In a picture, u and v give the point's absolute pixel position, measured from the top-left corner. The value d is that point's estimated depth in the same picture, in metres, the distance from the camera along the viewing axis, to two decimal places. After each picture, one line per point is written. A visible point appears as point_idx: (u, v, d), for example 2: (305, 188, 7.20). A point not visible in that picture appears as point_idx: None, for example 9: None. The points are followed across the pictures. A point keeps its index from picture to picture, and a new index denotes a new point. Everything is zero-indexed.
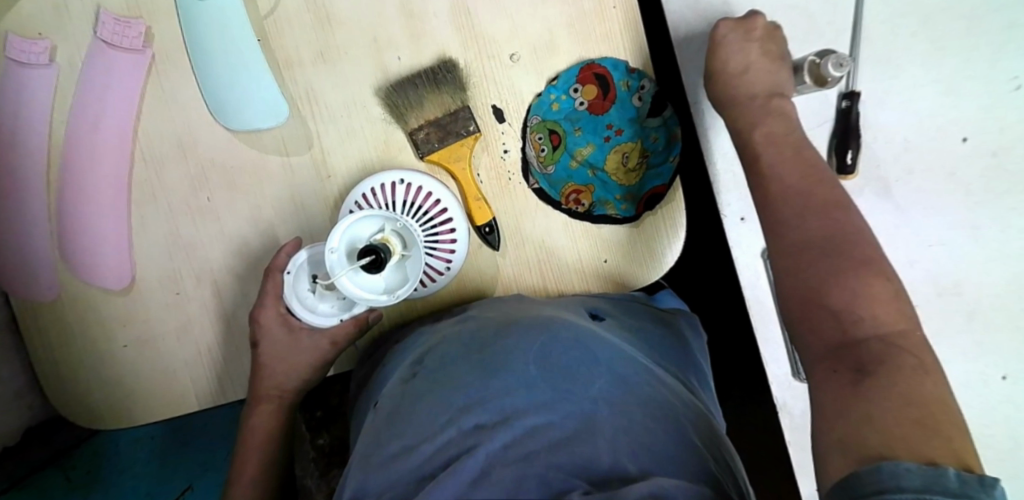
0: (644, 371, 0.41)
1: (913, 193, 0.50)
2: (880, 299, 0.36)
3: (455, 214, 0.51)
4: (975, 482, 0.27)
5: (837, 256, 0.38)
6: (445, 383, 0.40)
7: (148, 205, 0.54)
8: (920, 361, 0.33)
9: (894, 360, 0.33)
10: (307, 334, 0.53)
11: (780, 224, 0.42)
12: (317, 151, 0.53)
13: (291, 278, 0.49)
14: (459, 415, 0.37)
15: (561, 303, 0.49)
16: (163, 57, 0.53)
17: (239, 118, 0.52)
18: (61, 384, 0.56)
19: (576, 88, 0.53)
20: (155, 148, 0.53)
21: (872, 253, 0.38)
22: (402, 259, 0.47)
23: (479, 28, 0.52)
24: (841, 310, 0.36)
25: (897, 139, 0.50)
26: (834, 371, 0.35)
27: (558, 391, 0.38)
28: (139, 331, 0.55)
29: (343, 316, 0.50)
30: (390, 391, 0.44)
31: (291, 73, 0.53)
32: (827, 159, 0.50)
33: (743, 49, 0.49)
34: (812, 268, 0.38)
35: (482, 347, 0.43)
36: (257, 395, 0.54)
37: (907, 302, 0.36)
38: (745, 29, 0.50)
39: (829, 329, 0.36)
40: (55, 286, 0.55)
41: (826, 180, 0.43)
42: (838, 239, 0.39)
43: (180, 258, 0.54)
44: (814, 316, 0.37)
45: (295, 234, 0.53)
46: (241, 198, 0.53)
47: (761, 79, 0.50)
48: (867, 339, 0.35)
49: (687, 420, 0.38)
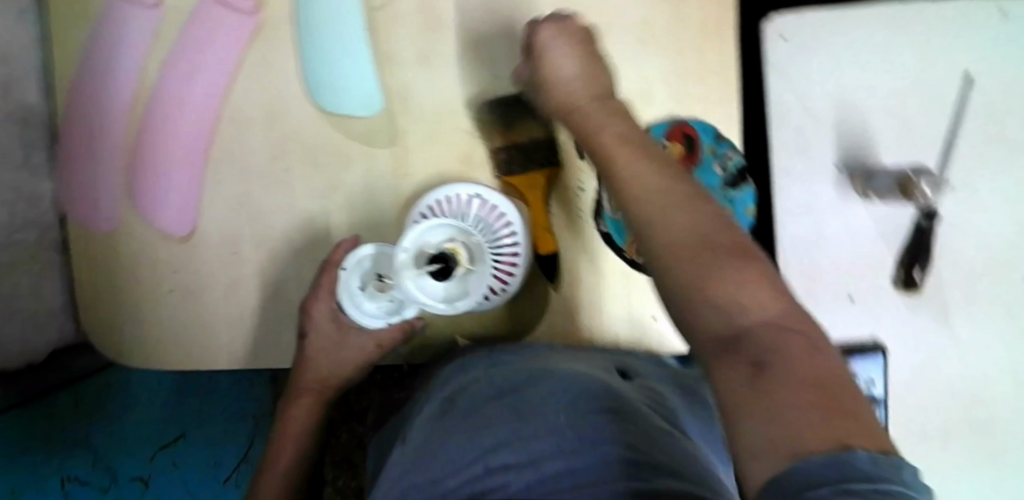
0: (630, 417, 0.40)
1: (965, 316, 0.54)
2: (766, 282, 0.30)
3: (522, 237, 0.52)
4: (884, 463, 0.23)
5: (705, 242, 0.32)
6: (476, 424, 0.42)
7: (225, 163, 0.55)
8: (817, 343, 0.28)
9: (783, 345, 0.28)
10: (354, 334, 0.55)
11: (630, 193, 0.37)
12: (400, 148, 0.54)
13: (344, 275, 0.52)
14: (486, 456, 0.39)
15: (590, 359, 0.49)
16: (269, 26, 0.53)
17: (333, 101, 0.53)
18: (100, 313, 0.57)
19: (665, 142, 0.51)
20: (242, 112, 0.54)
21: (704, 226, 0.33)
22: (466, 272, 0.49)
23: None
24: (725, 301, 0.30)
25: (963, 265, 0.53)
26: (727, 364, 0.29)
27: (582, 439, 0.38)
28: (187, 281, 0.56)
29: (390, 319, 0.53)
30: (424, 421, 0.47)
31: (391, 68, 0.53)
32: (895, 272, 0.52)
33: (563, 63, 0.45)
34: (671, 245, 0.33)
35: (511, 393, 0.44)
36: (296, 390, 0.57)
37: (778, 281, 0.31)
38: (566, 38, 0.46)
39: (711, 319, 0.30)
40: (113, 219, 0.56)
41: (668, 163, 0.38)
42: (703, 227, 0.33)
43: (244, 220, 0.55)
44: (698, 316, 0.31)
45: (352, 232, 0.54)
46: (316, 176, 0.54)
47: (584, 78, 0.45)
48: (753, 328, 0.29)
49: (674, 466, 0.36)
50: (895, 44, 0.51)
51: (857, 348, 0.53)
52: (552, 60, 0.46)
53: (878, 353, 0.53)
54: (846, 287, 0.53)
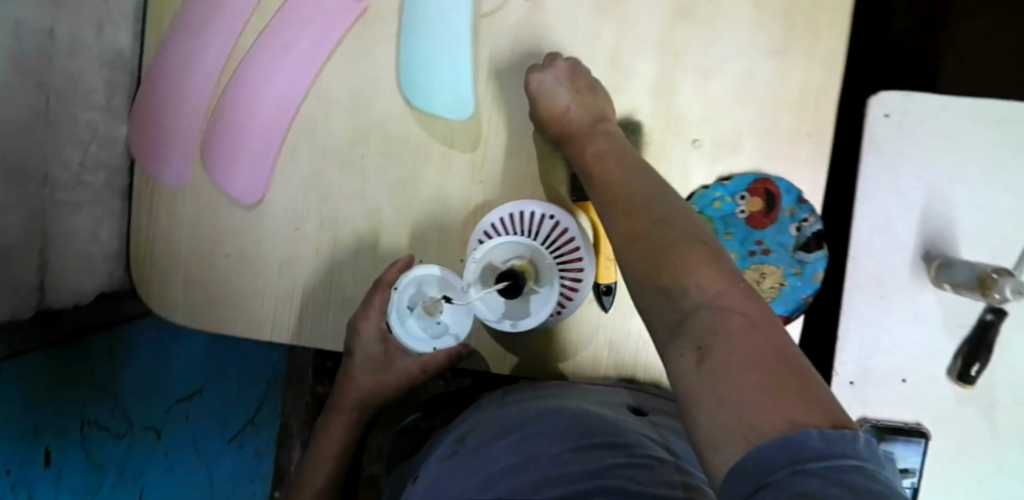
0: (615, 445, 0.41)
1: (1010, 416, 0.54)
2: (724, 279, 0.36)
3: (588, 262, 0.52)
4: (833, 435, 0.29)
5: (660, 241, 0.40)
6: (486, 457, 0.44)
7: (304, 139, 0.55)
8: (764, 327, 0.34)
9: (722, 325, 0.34)
10: (400, 356, 0.59)
11: (608, 197, 0.45)
12: (479, 154, 0.53)
13: (397, 294, 0.50)
14: (492, 483, 0.40)
15: (603, 394, 0.51)
16: (373, 12, 0.53)
17: (424, 98, 0.53)
18: (153, 265, 0.57)
19: (743, 195, 0.52)
20: (332, 93, 0.54)
21: (665, 227, 0.41)
22: (529, 290, 0.49)
23: (677, 103, 0.52)
24: (670, 287, 0.37)
25: (1018, 365, 0.54)
26: (679, 351, 0.35)
27: (585, 467, 0.38)
28: (246, 248, 0.56)
29: (436, 345, 0.50)
30: (435, 463, 0.48)
31: (486, 75, 0.53)
32: (952, 361, 0.53)
33: (561, 94, 0.51)
34: (646, 244, 0.40)
35: (516, 429, 0.46)
36: (337, 404, 0.61)
37: (722, 261, 0.38)
38: (559, 75, 0.51)
39: (663, 306, 0.37)
40: (182, 175, 0.56)
41: (637, 172, 0.46)
42: (657, 229, 0.40)
43: (312, 198, 0.55)
44: (658, 304, 0.38)
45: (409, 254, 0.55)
46: (392, 168, 0.54)
47: (581, 108, 0.51)
48: (697, 309, 0.36)
49: (645, 489, 0.37)
50: (992, 140, 0.51)
51: (900, 431, 0.54)
52: (548, 91, 0.51)
53: (919, 439, 0.54)
54: (900, 370, 0.54)
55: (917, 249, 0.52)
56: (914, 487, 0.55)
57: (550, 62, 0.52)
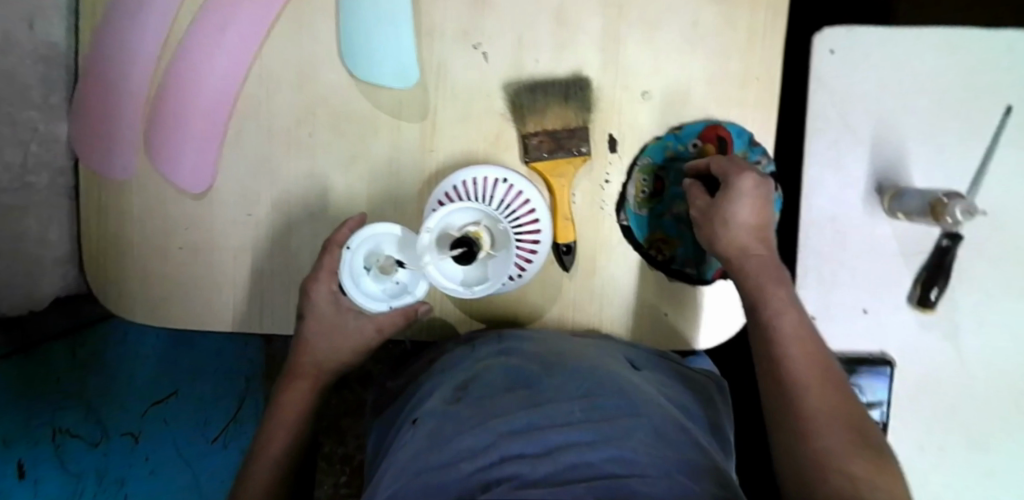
0: (625, 409, 0.44)
1: (975, 342, 0.55)
2: (880, 472, 0.36)
3: (545, 224, 0.52)
4: None
5: (828, 375, 0.42)
6: (494, 413, 0.44)
7: (249, 121, 0.53)
8: (873, 453, 0.37)
9: (871, 455, 0.37)
10: (353, 316, 0.52)
11: (784, 373, 0.42)
12: (429, 123, 0.53)
13: (348, 254, 0.49)
14: (501, 442, 0.41)
15: (600, 347, 0.52)
16: None
17: (366, 70, 0.52)
18: (105, 263, 0.57)
19: (696, 143, 0.53)
20: (275, 70, 0.53)
21: (833, 368, 0.43)
22: (487, 256, 0.47)
23: (623, 56, 0.52)
24: (844, 430, 0.39)
25: (981, 291, 0.54)
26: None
27: (599, 433, 0.41)
28: (199, 238, 0.55)
29: (392, 303, 0.50)
30: (432, 410, 0.47)
31: (428, 41, 0.52)
32: (912, 290, 0.54)
33: (742, 211, 0.48)
34: (816, 432, 0.39)
35: (525, 386, 0.47)
36: (296, 371, 0.54)
37: (826, 374, 0.42)
38: (754, 201, 0.48)
39: (836, 490, 0.36)
40: (127, 169, 0.55)
41: (781, 287, 0.46)
42: (791, 362, 0.42)
43: (262, 181, 0.54)
44: (816, 431, 0.39)
45: (361, 211, 0.53)
46: (341, 144, 0.53)
47: (746, 233, 0.48)
48: (842, 445, 0.38)
49: (661, 456, 0.40)
50: (938, 69, 0.51)
51: (865, 361, 0.55)
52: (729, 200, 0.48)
53: (885, 368, 0.55)
54: (859, 302, 0.54)
55: (870, 182, 0.53)
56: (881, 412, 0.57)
57: (727, 172, 0.48)
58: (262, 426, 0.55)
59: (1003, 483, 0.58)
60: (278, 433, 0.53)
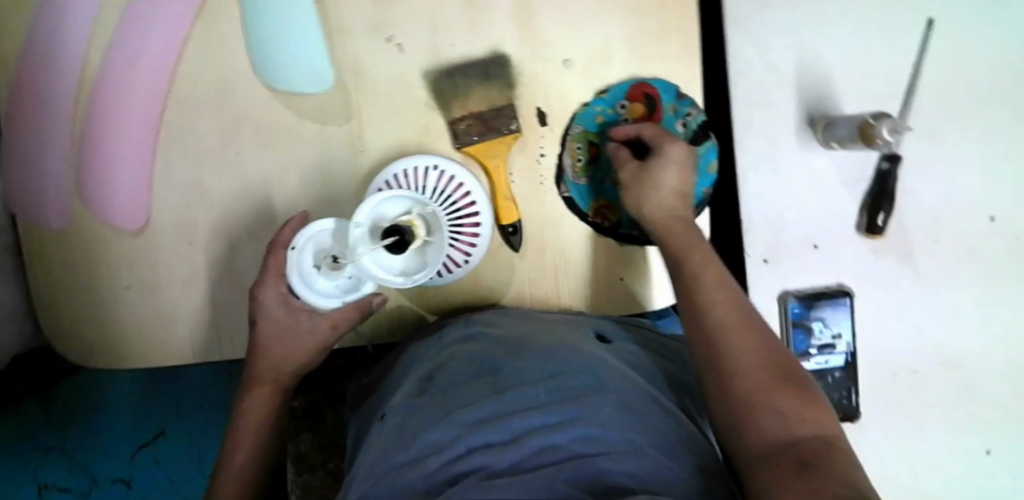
0: (597, 385, 0.40)
1: (933, 261, 0.55)
2: (807, 407, 0.37)
3: (483, 208, 0.52)
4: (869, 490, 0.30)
5: (745, 322, 0.42)
6: (460, 401, 0.41)
7: (175, 149, 0.53)
8: (796, 391, 0.38)
9: (794, 394, 0.38)
10: (307, 315, 0.51)
11: (707, 322, 0.42)
12: (355, 123, 0.52)
13: (294, 255, 0.48)
14: (468, 433, 0.37)
15: (567, 322, 0.51)
16: (213, 3, 0.51)
17: (284, 79, 0.51)
18: (58, 314, 0.56)
19: (624, 104, 0.53)
20: (193, 94, 0.52)
21: (751, 313, 0.43)
22: (423, 244, 0.47)
23: (538, 28, 0.51)
24: (766, 372, 0.39)
25: (930, 210, 0.54)
26: (776, 465, 0.34)
27: (571, 412, 0.38)
28: (145, 274, 0.54)
29: (346, 298, 0.50)
30: (399, 406, 0.44)
31: (341, 41, 0.51)
32: (859, 217, 0.54)
33: (668, 178, 0.48)
34: (741, 378, 0.39)
35: (494, 371, 0.44)
36: (254, 378, 0.53)
37: (745, 321, 0.42)
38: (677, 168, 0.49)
39: (766, 432, 0.36)
40: (66, 217, 0.54)
41: (694, 245, 0.46)
42: (710, 315, 0.42)
43: (198, 207, 0.53)
44: (740, 379, 0.39)
45: (303, 210, 0.53)
46: (270, 157, 0.53)
47: (673, 200, 0.49)
48: (767, 388, 0.38)
49: (635, 435, 0.37)
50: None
51: (825, 295, 0.55)
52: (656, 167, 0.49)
53: (844, 298, 0.55)
54: (810, 237, 0.54)
55: (801, 115, 0.53)
56: (851, 351, 0.56)
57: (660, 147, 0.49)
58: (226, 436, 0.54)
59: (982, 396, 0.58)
60: (243, 441, 0.53)
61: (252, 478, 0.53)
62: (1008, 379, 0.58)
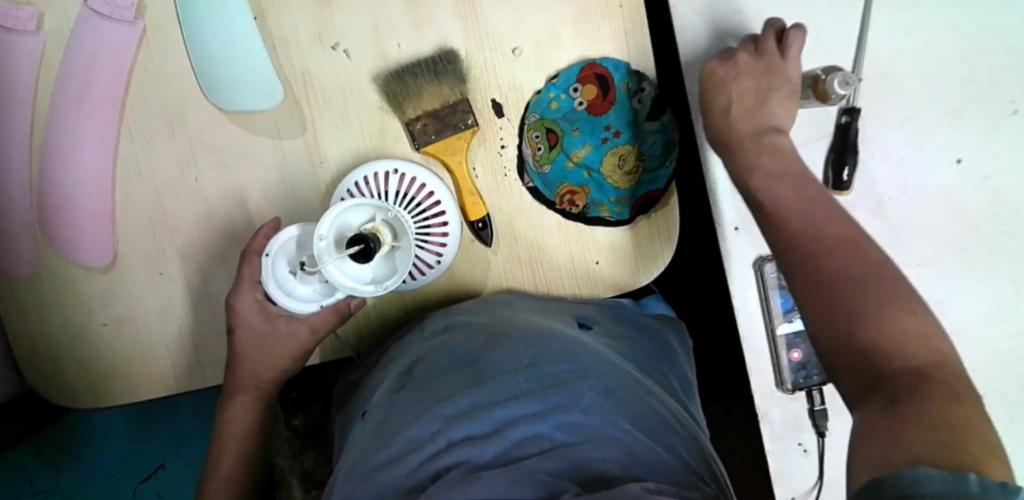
0: (576, 369, 0.40)
1: (904, 209, 0.55)
2: (915, 338, 0.35)
3: (449, 206, 0.51)
4: (994, 487, 0.26)
5: (846, 251, 0.40)
6: (437, 395, 0.40)
7: (134, 181, 0.52)
8: (912, 321, 0.36)
9: (901, 325, 0.36)
10: (286, 321, 0.51)
11: (797, 256, 0.41)
12: (310, 135, 0.52)
13: (269, 261, 0.47)
14: (448, 427, 0.36)
15: (548, 308, 0.50)
16: (155, 30, 0.51)
17: (233, 98, 0.51)
18: (37, 360, 0.55)
19: (576, 87, 0.52)
20: (144, 124, 0.52)
21: (852, 238, 0.41)
22: (391, 249, 0.46)
23: (482, 19, 0.51)
24: (879, 302, 0.37)
25: (894, 158, 0.54)
26: (869, 403, 0.34)
27: (550, 399, 0.37)
28: (120, 310, 0.53)
29: (325, 301, 0.48)
30: (380, 402, 0.43)
31: (287, 55, 0.51)
32: (824, 174, 0.54)
33: (731, 96, 0.51)
34: (832, 312, 0.38)
35: (474, 360, 0.42)
36: (235, 386, 0.53)
37: (849, 250, 0.40)
38: (744, 84, 0.51)
39: (860, 365, 0.36)
40: (33, 262, 0.53)
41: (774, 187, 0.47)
42: (814, 248, 0.41)
43: (163, 237, 0.53)
44: (843, 307, 0.38)
45: (274, 217, 0.52)
46: (230, 179, 0.52)
47: (746, 117, 0.51)
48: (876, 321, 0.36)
49: (619, 420, 0.36)
50: None
51: None
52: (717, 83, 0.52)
53: None
54: None
55: None
56: None
57: (720, 62, 0.52)
58: (212, 442, 0.55)
59: (979, 344, 0.56)
60: (229, 449, 0.53)
61: (238, 482, 0.53)
62: (999, 324, 0.56)
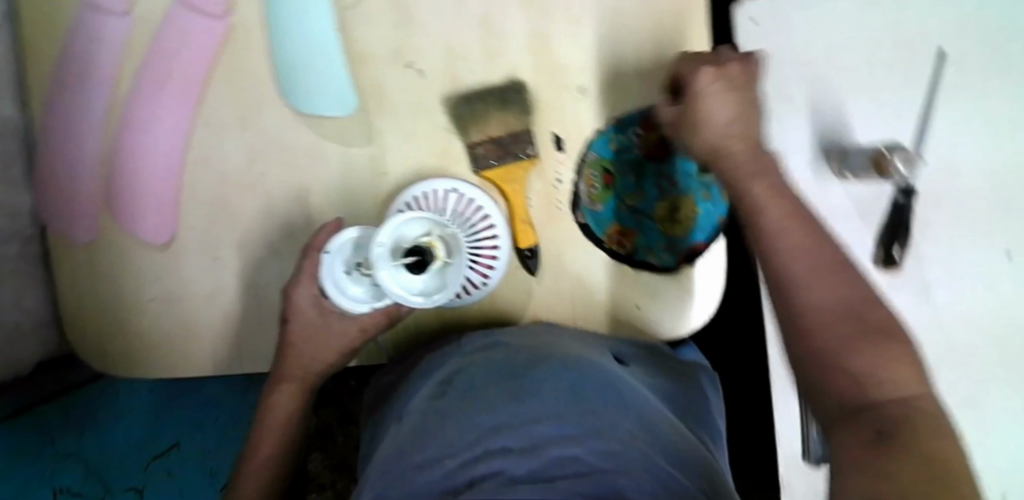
0: (614, 402, 0.41)
1: (948, 294, 0.55)
2: (898, 361, 0.35)
3: (501, 230, 0.52)
4: None
5: (841, 270, 0.39)
6: (476, 405, 0.41)
7: (201, 168, 0.54)
8: (901, 348, 0.35)
9: (886, 352, 0.35)
10: (338, 318, 0.53)
11: (793, 274, 0.39)
12: (376, 146, 0.53)
13: (327, 258, 0.49)
14: (488, 437, 0.38)
15: (587, 342, 0.50)
16: (241, 28, 0.53)
17: (307, 101, 0.53)
18: (83, 324, 0.57)
19: (637, 132, 0.54)
20: (218, 115, 0.54)
21: (831, 250, 0.40)
22: (444, 265, 0.47)
23: (554, 55, 0.53)
24: (864, 325, 0.36)
25: (943, 242, 0.54)
26: (853, 435, 0.33)
27: (588, 427, 0.38)
28: (170, 288, 0.55)
29: (374, 305, 0.50)
30: (419, 407, 0.44)
31: (363, 67, 0.53)
32: (875, 250, 0.54)
33: (723, 113, 0.45)
34: (828, 328, 0.36)
35: (513, 376, 0.43)
36: (280, 376, 0.54)
37: (848, 270, 0.39)
38: (725, 83, 0.46)
39: (846, 387, 0.35)
40: (94, 230, 0.56)
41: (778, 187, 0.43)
42: (812, 265, 0.39)
43: (222, 225, 0.55)
44: (826, 332, 0.36)
45: (338, 216, 0.54)
46: (295, 177, 0.54)
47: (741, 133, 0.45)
48: (863, 348, 0.35)
49: (656, 456, 0.36)
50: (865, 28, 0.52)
51: None
52: (698, 102, 0.45)
53: None
54: None
55: (814, 144, 0.54)
56: None
57: (687, 57, 0.48)
58: (253, 428, 0.56)
59: (1007, 428, 0.56)
60: (268, 439, 0.55)
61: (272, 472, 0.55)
62: None
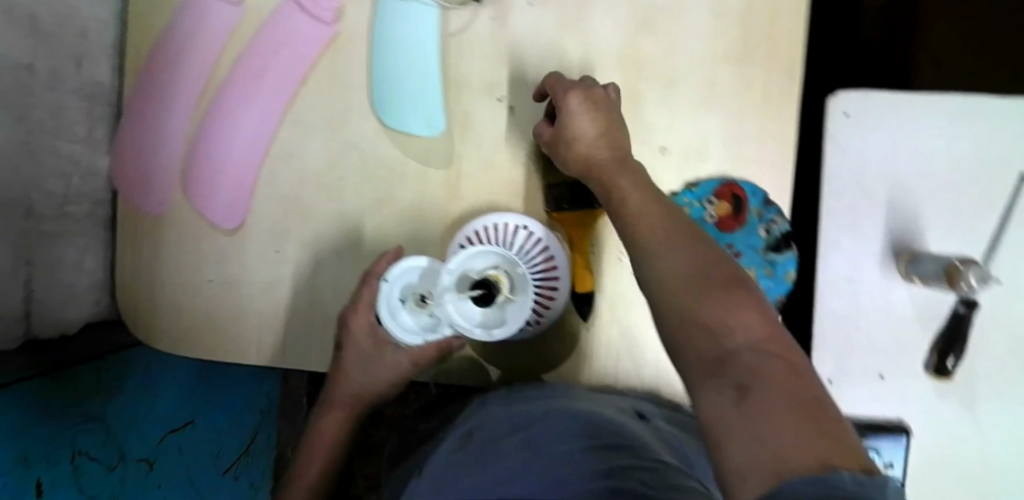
0: (625, 447, 0.40)
1: None
2: (734, 302, 0.35)
3: (563, 272, 0.53)
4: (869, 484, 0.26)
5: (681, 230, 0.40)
6: (494, 456, 0.42)
7: (282, 163, 0.56)
8: (751, 300, 0.35)
9: (731, 299, 0.35)
10: (390, 349, 0.56)
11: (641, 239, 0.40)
12: (455, 171, 0.55)
13: (385, 286, 0.50)
14: (502, 486, 0.39)
15: (614, 402, 0.50)
16: (346, 37, 0.55)
17: (396, 117, 0.54)
18: (137, 293, 0.58)
19: (711, 200, 0.54)
20: (308, 115, 0.55)
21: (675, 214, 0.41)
22: (505, 301, 0.48)
23: (642, 113, 0.54)
24: (706, 280, 0.36)
25: None
26: (716, 386, 0.32)
27: (598, 472, 0.37)
28: (229, 273, 0.56)
29: (427, 336, 0.51)
30: (441, 458, 0.46)
31: (456, 93, 0.55)
32: (926, 358, 0.58)
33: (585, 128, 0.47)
34: (683, 296, 0.36)
35: (528, 424, 0.44)
36: (331, 401, 0.59)
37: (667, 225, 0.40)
38: (590, 104, 0.48)
39: (702, 341, 0.34)
40: (165, 203, 0.57)
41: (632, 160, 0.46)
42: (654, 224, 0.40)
43: (292, 220, 0.56)
44: (688, 292, 0.36)
45: (398, 244, 0.55)
46: (371, 187, 0.55)
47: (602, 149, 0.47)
48: (703, 303, 0.35)
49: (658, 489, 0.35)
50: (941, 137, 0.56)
51: (885, 428, 0.58)
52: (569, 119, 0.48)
53: (903, 435, 0.58)
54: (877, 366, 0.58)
55: (885, 245, 0.58)
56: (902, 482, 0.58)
57: (557, 75, 0.51)
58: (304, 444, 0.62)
59: None
60: (317, 457, 0.61)
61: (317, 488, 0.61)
62: None
